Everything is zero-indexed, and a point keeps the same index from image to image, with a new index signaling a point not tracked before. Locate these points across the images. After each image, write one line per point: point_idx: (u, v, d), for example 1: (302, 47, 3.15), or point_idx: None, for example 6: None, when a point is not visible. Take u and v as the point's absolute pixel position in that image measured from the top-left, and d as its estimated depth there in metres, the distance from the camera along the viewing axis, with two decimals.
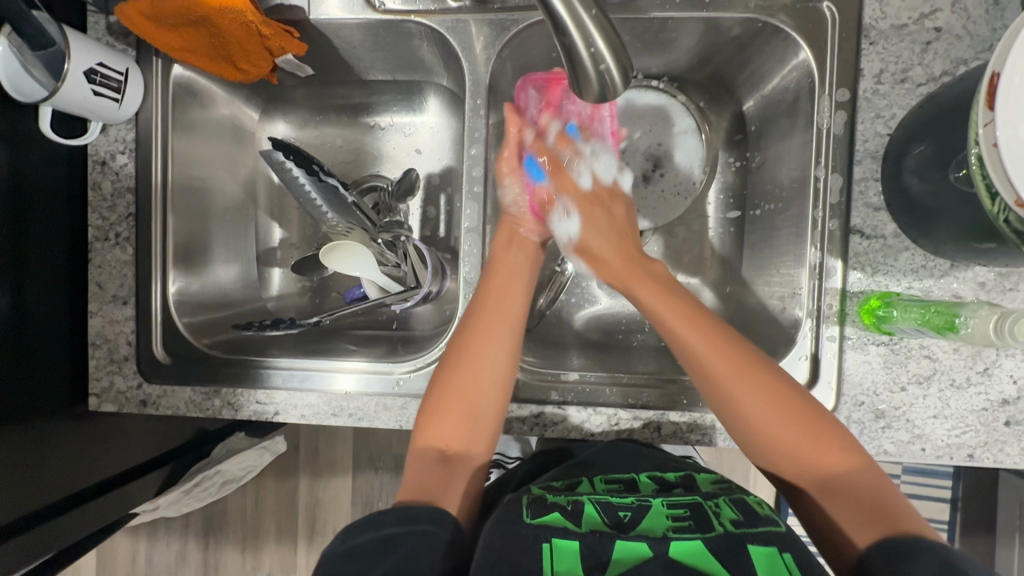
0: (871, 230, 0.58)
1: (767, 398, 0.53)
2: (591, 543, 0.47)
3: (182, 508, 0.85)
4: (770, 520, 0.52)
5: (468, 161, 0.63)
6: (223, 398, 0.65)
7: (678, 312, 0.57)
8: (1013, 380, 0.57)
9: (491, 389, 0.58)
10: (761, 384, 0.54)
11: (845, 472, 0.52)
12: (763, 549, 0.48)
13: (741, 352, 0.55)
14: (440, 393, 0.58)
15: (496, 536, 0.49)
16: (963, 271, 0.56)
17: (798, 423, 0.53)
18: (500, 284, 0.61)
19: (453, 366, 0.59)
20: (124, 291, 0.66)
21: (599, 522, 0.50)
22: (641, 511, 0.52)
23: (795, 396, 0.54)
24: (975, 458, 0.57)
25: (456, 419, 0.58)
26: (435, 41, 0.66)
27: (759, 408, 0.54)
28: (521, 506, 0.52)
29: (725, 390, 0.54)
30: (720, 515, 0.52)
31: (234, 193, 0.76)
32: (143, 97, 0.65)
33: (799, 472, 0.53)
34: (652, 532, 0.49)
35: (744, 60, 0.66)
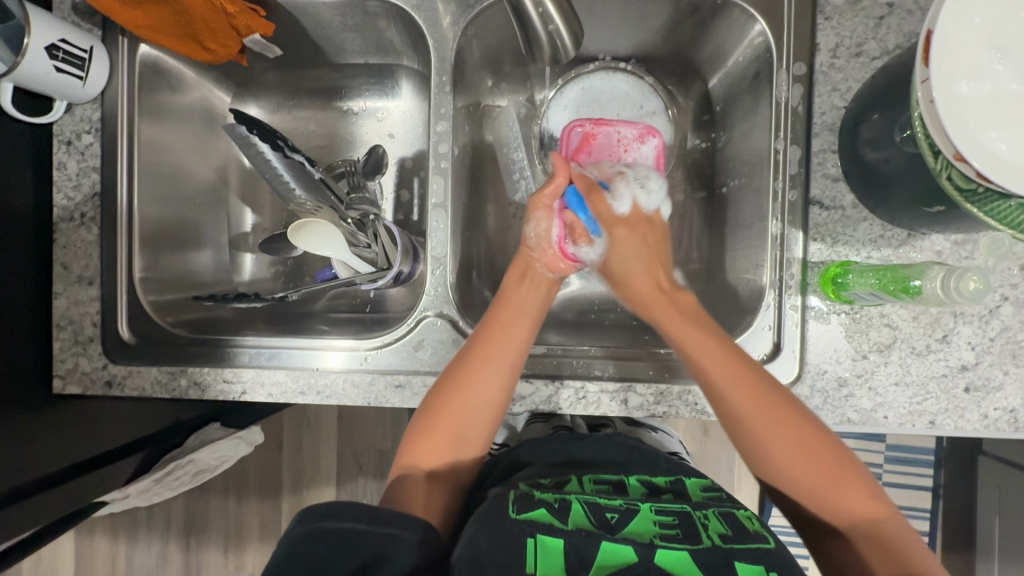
0: (830, 200, 0.59)
1: (800, 448, 0.52)
2: (577, 542, 0.47)
3: (154, 498, 0.84)
4: (759, 537, 0.50)
5: (435, 137, 0.63)
6: (189, 377, 0.65)
7: (705, 353, 0.55)
8: (971, 346, 0.58)
9: (486, 416, 0.58)
10: (784, 431, 0.52)
11: (873, 523, 0.50)
12: (748, 567, 0.46)
13: (767, 399, 0.53)
14: (432, 410, 0.58)
15: (483, 538, 0.48)
16: (920, 240, 0.57)
17: (831, 471, 0.51)
18: (505, 314, 0.61)
19: (448, 388, 0.58)
20: (89, 271, 0.66)
21: (586, 520, 0.50)
22: (629, 513, 0.52)
23: (829, 445, 0.52)
24: (937, 425, 0.58)
25: (441, 441, 0.58)
26: (402, 21, 0.67)
27: (792, 457, 0.52)
28: (508, 500, 0.52)
29: (754, 434, 0.53)
30: (708, 528, 0.51)
31: (206, 177, 0.76)
32: (109, 75, 0.65)
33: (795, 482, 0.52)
34: (639, 536, 0.49)
35: (707, 38, 0.67)
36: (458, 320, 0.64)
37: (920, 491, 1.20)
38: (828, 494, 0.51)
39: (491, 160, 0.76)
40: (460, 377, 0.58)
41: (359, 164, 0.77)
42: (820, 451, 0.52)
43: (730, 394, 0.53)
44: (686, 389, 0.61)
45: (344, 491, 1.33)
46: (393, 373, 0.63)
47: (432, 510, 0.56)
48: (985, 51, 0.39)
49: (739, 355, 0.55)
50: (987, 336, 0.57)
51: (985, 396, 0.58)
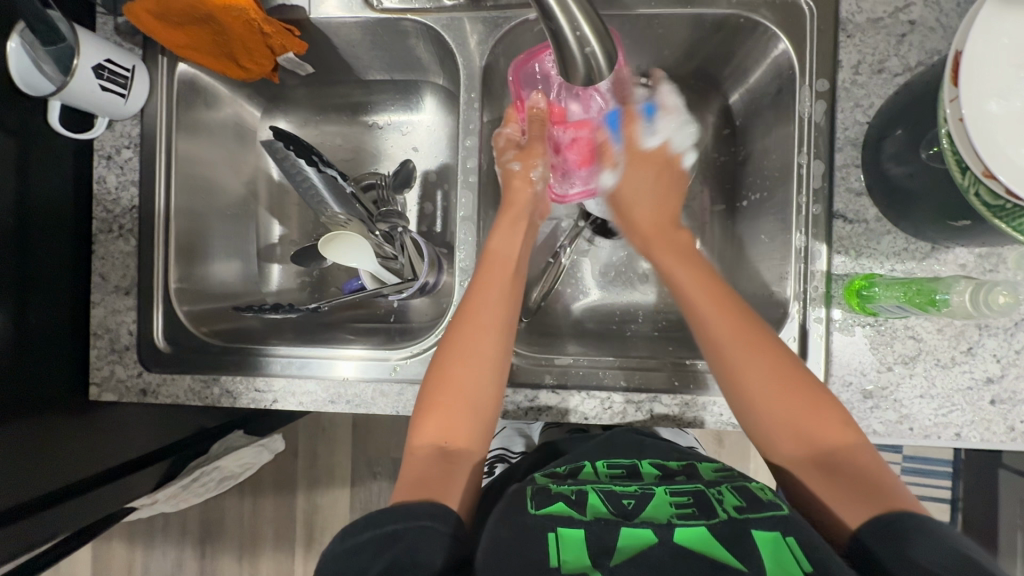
0: (853, 214, 0.59)
1: (778, 376, 0.53)
2: (597, 531, 0.48)
3: (180, 504, 0.86)
4: (772, 504, 0.50)
5: (462, 152, 0.65)
6: (222, 386, 0.66)
7: (703, 290, 0.58)
8: (996, 359, 0.58)
9: (487, 386, 0.58)
10: (767, 360, 0.54)
11: (843, 454, 0.51)
12: (765, 534, 0.47)
13: (751, 329, 0.55)
14: (431, 389, 0.58)
15: (503, 529, 0.48)
16: (944, 254, 0.58)
17: (807, 404, 0.52)
18: (493, 274, 0.62)
19: (446, 367, 0.58)
20: (126, 281, 0.68)
21: (604, 510, 0.50)
22: (645, 498, 0.52)
23: (805, 378, 0.53)
24: (962, 437, 0.58)
25: (455, 414, 0.57)
26: (430, 39, 0.69)
27: (769, 389, 0.53)
28: (526, 496, 0.53)
29: (732, 363, 0.55)
30: (723, 502, 0.51)
31: (236, 191, 0.78)
32: (149, 93, 0.67)
33: (793, 445, 0.52)
34: (656, 518, 0.49)
35: (728, 55, 0.69)
36: None
37: (938, 505, 1.19)
38: (801, 425, 0.52)
39: None
40: (456, 338, 0.59)
41: (388, 179, 0.79)
42: (797, 386, 0.53)
43: (715, 326, 0.56)
44: (711, 400, 0.62)
45: (359, 499, 1.33)
46: None
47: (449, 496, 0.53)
48: (1015, 71, 0.40)
49: (733, 303, 0.57)
50: (1012, 349, 0.58)
51: (1011, 408, 0.58)
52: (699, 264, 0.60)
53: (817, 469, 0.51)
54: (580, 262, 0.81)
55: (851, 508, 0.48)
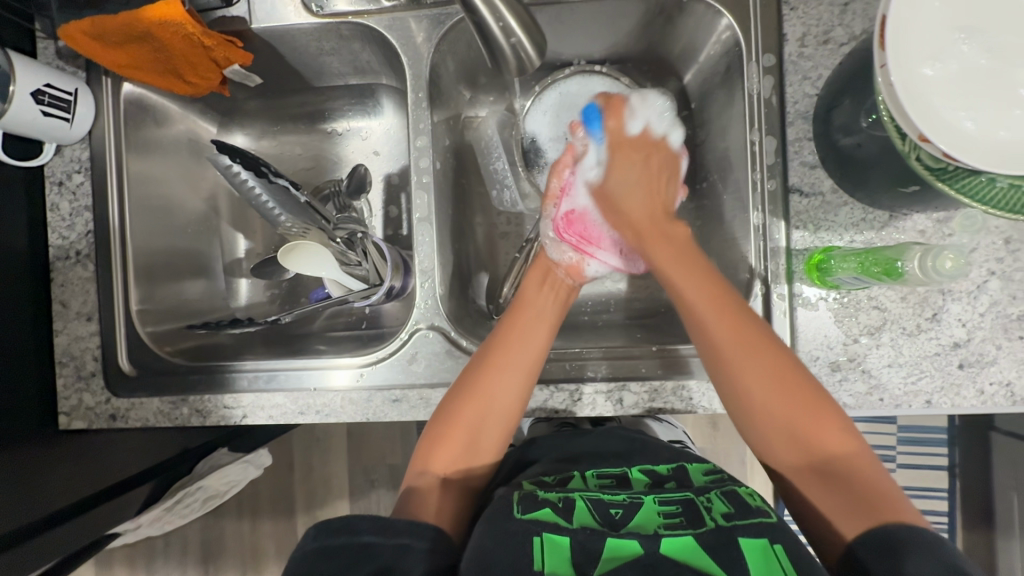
0: (809, 187, 0.59)
1: (789, 398, 0.54)
2: (582, 539, 0.48)
3: (166, 526, 0.85)
4: (760, 511, 0.51)
5: (415, 153, 0.64)
6: (191, 406, 0.66)
7: (711, 308, 0.57)
8: (961, 323, 0.58)
9: (501, 417, 0.59)
10: (786, 390, 0.54)
11: (843, 464, 0.53)
12: (751, 540, 0.47)
13: (758, 339, 0.55)
14: (450, 417, 0.59)
15: (487, 536, 0.48)
16: (902, 221, 0.58)
17: (809, 412, 0.54)
18: (516, 317, 0.63)
19: (468, 403, 0.59)
20: (87, 307, 0.67)
21: (591, 518, 0.51)
22: (633, 507, 0.52)
23: (822, 405, 0.54)
24: (933, 404, 0.58)
25: (453, 436, 0.59)
26: (376, 42, 0.68)
27: (784, 412, 0.54)
28: (512, 500, 0.52)
29: (750, 382, 0.55)
30: (712, 510, 0.52)
31: (196, 208, 0.77)
32: (94, 115, 0.66)
33: (795, 454, 0.54)
34: (643, 529, 0.49)
35: (677, 35, 0.68)
36: (450, 331, 0.64)
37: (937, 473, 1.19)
38: (802, 435, 0.54)
39: (474, 172, 0.77)
40: (476, 376, 0.59)
41: (343, 185, 0.79)
42: (807, 403, 0.54)
43: (732, 356, 0.55)
44: (679, 384, 0.62)
45: (358, 509, 1.33)
46: (390, 388, 0.63)
47: (442, 513, 0.56)
48: (947, 30, 0.39)
49: (751, 325, 0.56)
50: (977, 311, 0.58)
51: (980, 371, 0.58)
52: (697, 269, 0.60)
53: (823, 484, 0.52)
54: None
55: (849, 519, 0.49)
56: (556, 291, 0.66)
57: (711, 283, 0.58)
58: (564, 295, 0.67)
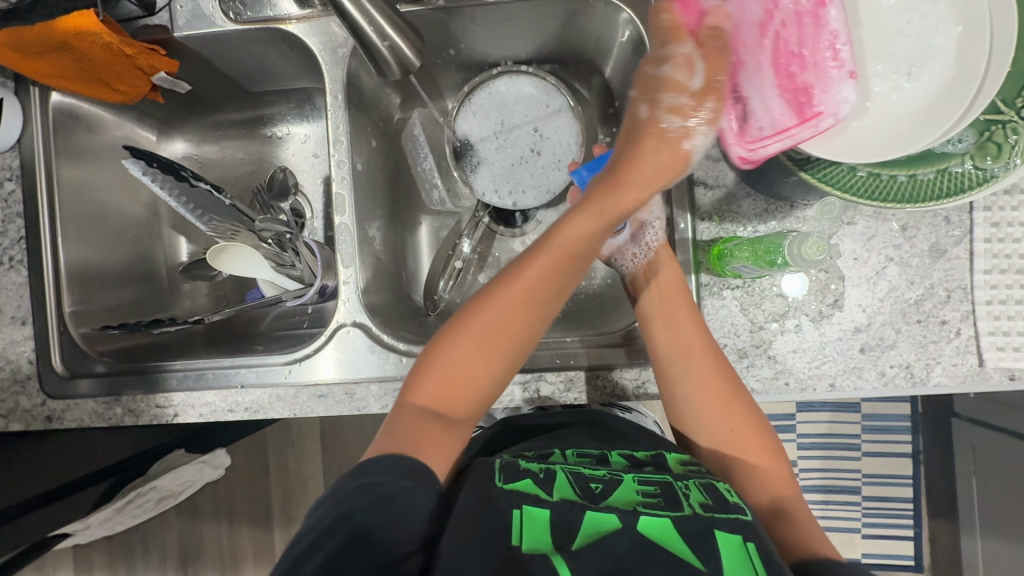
0: (713, 180, 0.61)
1: (742, 419, 0.58)
2: (562, 512, 0.49)
3: (118, 527, 0.87)
4: (738, 507, 0.51)
5: (336, 155, 0.66)
6: (124, 406, 0.67)
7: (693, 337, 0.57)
8: (862, 308, 0.60)
9: (504, 362, 0.54)
10: (741, 422, 0.58)
11: (789, 498, 0.55)
12: (727, 537, 0.47)
13: (729, 379, 0.58)
14: (439, 364, 0.53)
15: (471, 495, 0.51)
16: (802, 211, 0.60)
17: (757, 441, 0.58)
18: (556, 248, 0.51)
19: (463, 348, 0.53)
20: (21, 311, 0.68)
21: (571, 490, 0.53)
22: (612, 483, 0.54)
23: (761, 428, 0.58)
24: (837, 387, 0.60)
25: (460, 381, 0.53)
26: (300, 47, 0.70)
27: (740, 431, 0.58)
28: (494, 470, 0.55)
29: (716, 398, 0.57)
30: (690, 497, 0.52)
31: (136, 213, 0.79)
32: (23, 124, 0.68)
33: (757, 494, 0.56)
34: (622, 504, 0.51)
35: (593, 35, 0.70)
36: (371, 327, 0.65)
37: None
38: (754, 471, 0.57)
39: (407, 172, 0.80)
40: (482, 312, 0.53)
41: (266, 188, 0.80)
42: (759, 443, 0.58)
43: (702, 386, 0.57)
44: (593, 374, 0.63)
45: None
46: (315, 384, 0.65)
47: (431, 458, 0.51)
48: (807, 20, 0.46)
49: (725, 370, 0.58)
50: (876, 297, 0.59)
51: (880, 354, 0.59)
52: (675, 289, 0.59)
53: (771, 513, 0.55)
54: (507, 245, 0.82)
55: (797, 550, 0.50)
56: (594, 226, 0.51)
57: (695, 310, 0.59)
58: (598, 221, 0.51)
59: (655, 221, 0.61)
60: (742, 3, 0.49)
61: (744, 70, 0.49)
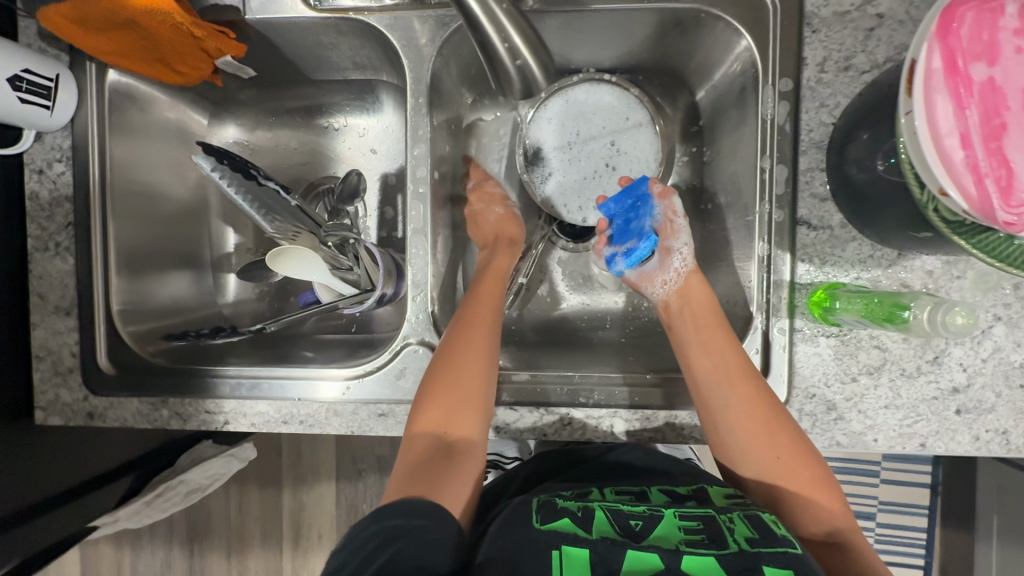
0: (818, 220, 0.57)
1: (788, 449, 0.54)
2: (603, 551, 0.46)
3: (145, 521, 0.84)
4: (787, 540, 0.48)
5: (412, 161, 0.62)
6: (171, 409, 0.64)
7: (726, 368, 0.56)
8: (963, 368, 0.56)
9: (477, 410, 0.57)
10: (788, 450, 0.54)
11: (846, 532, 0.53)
12: (778, 574, 0.44)
13: (772, 410, 0.55)
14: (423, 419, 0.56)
15: (510, 540, 0.48)
16: (910, 260, 0.56)
17: (811, 473, 0.54)
18: (487, 286, 0.65)
19: (438, 404, 0.56)
20: (66, 302, 0.65)
21: (611, 528, 0.49)
22: (652, 520, 0.51)
23: (812, 459, 0.54)
24: (927, 447, 0.57)
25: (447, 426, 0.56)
26: (378, 39, 0.65)
27: (788, 460, 0.54)
28: (532, 507, 0.52)
29: (756, 425, 0.55)
30: (735, 532, 0.49)
31: (183, 199, 0.74)
32: (77, 102, 0.63)
33: (811, 527, 0.53)
34: (665, 543, 0.48)
35: (693, 50, 0.65)
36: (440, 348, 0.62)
37: (919, 490, 1.21)
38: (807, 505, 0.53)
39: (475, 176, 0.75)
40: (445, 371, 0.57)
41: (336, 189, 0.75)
42: (812, 476, 0.54)
43: (738, 420, 0.55)
44: (672, 414, 0.61)
45: (344, 497, 1.30)
46: (377, 402, 0.62)
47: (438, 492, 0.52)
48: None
49: (765, 396, 0.55)
50: (979, 357, 0.56)
51: (977, 418, 0.57)
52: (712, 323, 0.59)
53: (825, 544, 0.52)
54: (551, 263, 0.79)
55: None
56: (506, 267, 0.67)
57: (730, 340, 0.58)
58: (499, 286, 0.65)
59: (683, 247, 0.63)
60: (1015, 55, 0.35)
61: (1012, 133, 0.35)
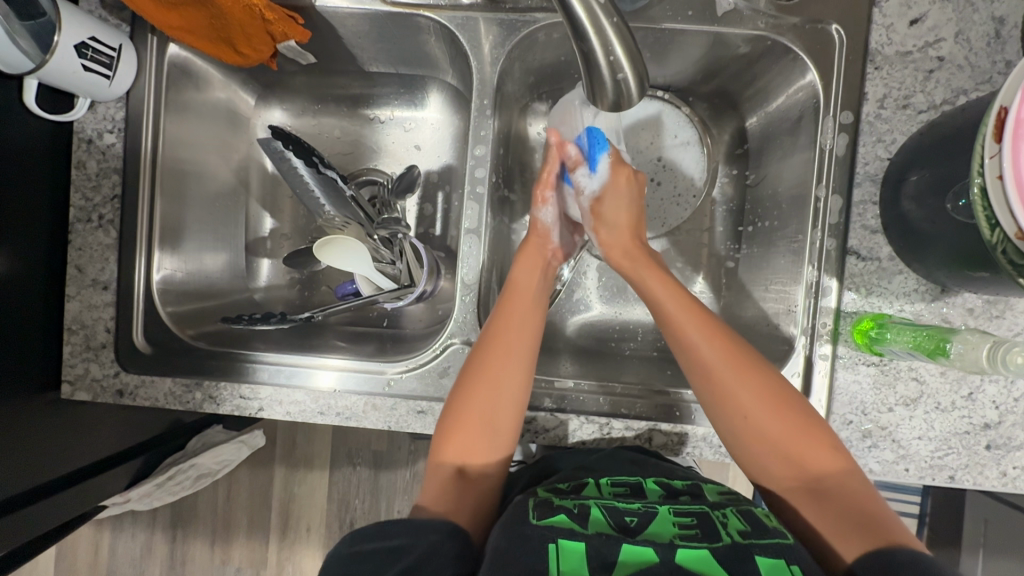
0: (867, 251, 0.59)
1: (765, 397, 0.52)
2: (597, 545, 0.45)
3: (155, 502, 0.84)
4: (777, 532, 0.48)
5: (471, 161, 0.62)
6: (204, 391, 0.63)
7: (685, 310, 0.56)
8: (995, 406, 0.58)
9: (509, 408, 0.56)
10: (763, 395, 0.52)
11: (833, 479, 0.50)
12: (769, 560, 0.44)
13: (745, 356, 0.53)
14: (456, 425, 0.56)
15: (504, 538, 0.47)
16: (953, 297, 0.57)
17: (795, 422, 0.52)
18: (516, 297, 0.61)
19: (465, 406, 0.56)
20: (105, 276, 0.64)
21: (605, 524, 0.48)
22: (647, 516, 0.50)
23: (791, 401, 0.52)
24: (955, 480, 0.59)
25: (477, 428, 0.56)
26: (444, 38, 0.65)
27: (766, 419, 0.52)
28: (527, 507, 0.51)
29: (734, 406, 0.53)
30: (728, 526, 0.49)
31: (225, 179, 0.74)
32: (136, 75, 0.62)
33: (787, 474, 0.52)
34: (658, 537, 0.47)
35: (751, 77, 0.67)
36: None
37: None
38: (793, 454, 0.51)
39: (522, 179, 0.75)
40: (481, 370, 0.56)
41: (391, 182, 0.73)
42: (795, 420, 0.52)
43: (715, 369, 0.53)
44: (710, 431, 0.62)
45: (337, 490, 1.22)
46: (417, 399, 0.62)
47: (459, 513, 0.53)
48: None
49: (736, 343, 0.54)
50: (1011, 396, 0.58)
51: (1005, 454, 0.58)
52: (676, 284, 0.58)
53: (803, 490, 0.51)
54: (585, 274, 0.79)
55: (844, 542, 0.48)
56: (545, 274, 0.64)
57: (685, 292, 0.57)
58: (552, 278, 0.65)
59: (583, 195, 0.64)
60: None
61: None
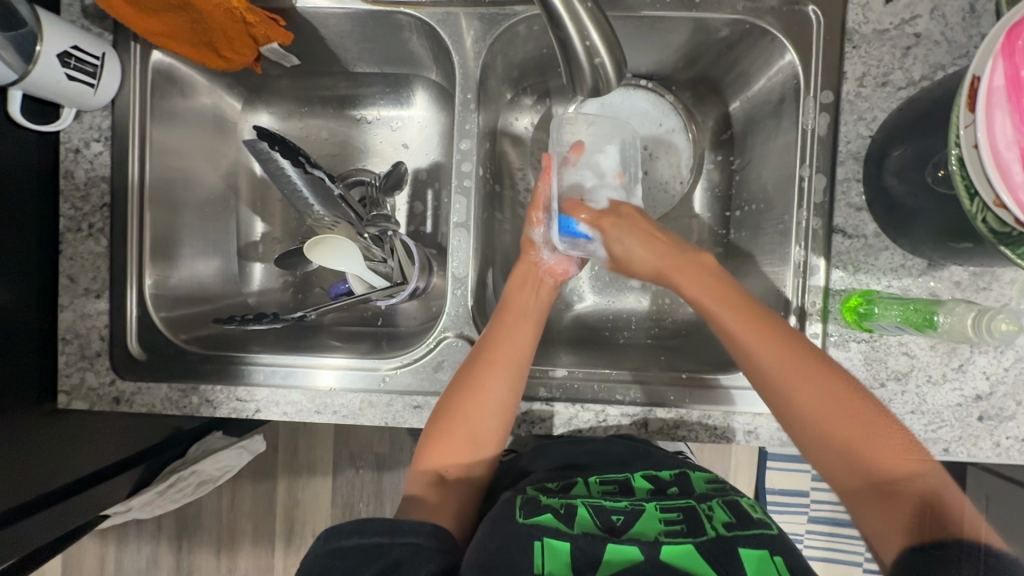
0: (852, 229, 0.59)
1: (828, 399, 0.52)
2: (583, 544, 0.47)
3: (156, 509, 0.84)
4: (761, 522, 0.51)
5: (458, 155, 0.63)
6: (201, 395, 0.63)
7: (741, 317, 0.55)
8: (986, 376, 0.58)
9: (491, 424, 0.57)
10: (819, 397, 0.52)
11: (906, 481, 0.50)
12: (752, 552, 0.47)
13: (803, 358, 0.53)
14: (437, 440, 0.57)
15: (492, 538, 0.47)
16: (940, 271, 0.58)
17: (857, 424, 0.51)
18: (507, 319, 0.60)
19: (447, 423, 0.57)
20: (97, 284, 0.64)
21: (592, 524, 0.50)
22: (634, 514, 0.52)
23: (855, 403, 0.52)
24: (950, 452, 0.59)
25: (455, 443, 0.57)
26: (425, 34, 0.66)
27: (828, 421, 0.52)
28: (514, 505, 0.51)
29: (799, 406, 0.52)
30: (713, 519, 0.51)
31: (214, 185, 0.74)
32: (121, 82, 0.63)
33: (852, 477, 0.52)
34: (644, 535, 0.48)
35: (732, 61, 0.67)
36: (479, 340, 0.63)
37: None
38: (855, 456, 0.51)
39: (510, 173, 0.75)
40: (468, 390, 0.57)
41: (378, 179, 0.74)
42: (860, 422, 0.51)
43: (775, 372, 0.53)
44: (705, 413, 0.62)
45: (340, 494, 1.22)
46: (412, 393, 0.62)
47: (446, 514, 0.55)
48: None
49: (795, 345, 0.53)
50: (1002, 366, 0.58)
51: (998, 425, 0.59)
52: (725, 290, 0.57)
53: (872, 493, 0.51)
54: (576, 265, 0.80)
55: (896, 538, 0.50)
56: (537, 291, 0.65)
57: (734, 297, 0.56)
58: (548, 297, 0.65)
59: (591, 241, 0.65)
60: None
61: None
